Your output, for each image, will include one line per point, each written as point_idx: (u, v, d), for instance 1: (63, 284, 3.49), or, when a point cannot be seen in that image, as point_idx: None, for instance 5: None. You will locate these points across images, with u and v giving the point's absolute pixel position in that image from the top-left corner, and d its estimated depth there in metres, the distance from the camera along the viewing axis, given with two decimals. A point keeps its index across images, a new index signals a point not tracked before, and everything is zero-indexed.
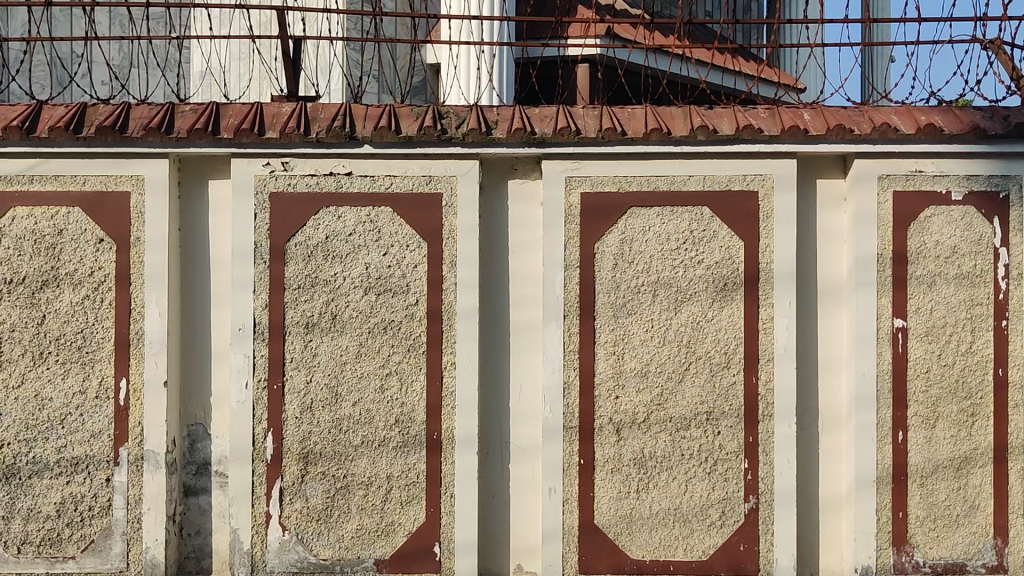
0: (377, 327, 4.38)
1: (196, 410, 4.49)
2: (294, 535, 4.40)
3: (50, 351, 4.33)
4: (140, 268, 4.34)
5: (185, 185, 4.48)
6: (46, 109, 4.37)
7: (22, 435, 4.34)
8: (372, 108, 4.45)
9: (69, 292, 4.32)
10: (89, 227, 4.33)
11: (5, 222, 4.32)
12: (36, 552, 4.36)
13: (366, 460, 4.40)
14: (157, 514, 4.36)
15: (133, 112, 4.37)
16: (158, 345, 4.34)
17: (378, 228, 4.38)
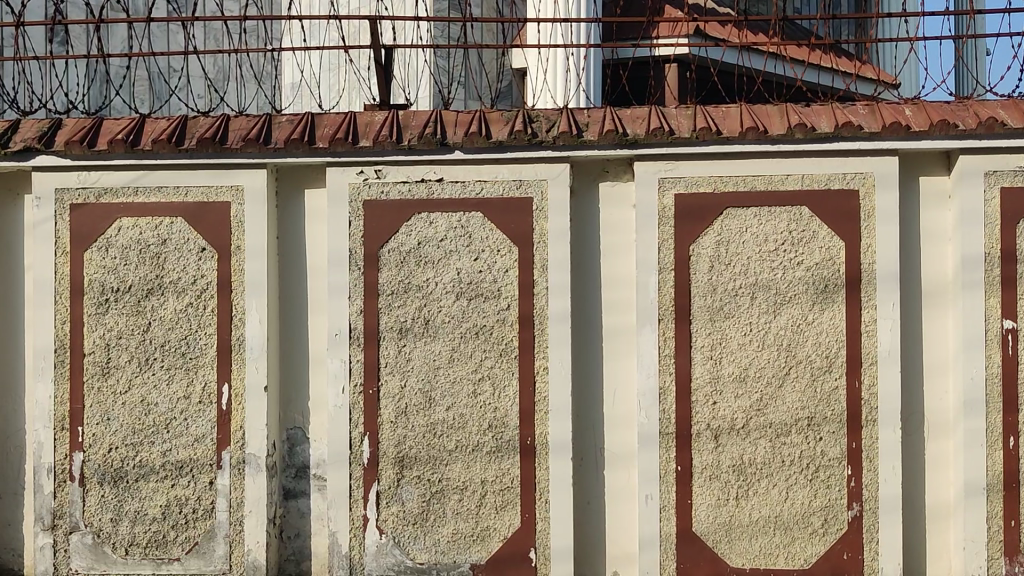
0: (470, 332, 4.38)
1: (295, 414, 4.56)
2: (390, 539, 4.43)
3: (155, 358, 4.45)
4: (240, 276, 4.42)
5: (282, 194, 4.55)
6: (149, 123, 4.50)
7: (129, 440, 4.46)
8: (463, 114, 4.46)
9: (172, 300, 4.44)
10: (192, 237, 4.43)
11: (112, 232, 4.45)
12: (143, 554, 4.48)
13: (461, 464, 4.41)
14: (258, 517, 4.43)
15: (232, 124, 4.46)
16: (258, 351, 4.42)
17: (470, 233, 4.38)
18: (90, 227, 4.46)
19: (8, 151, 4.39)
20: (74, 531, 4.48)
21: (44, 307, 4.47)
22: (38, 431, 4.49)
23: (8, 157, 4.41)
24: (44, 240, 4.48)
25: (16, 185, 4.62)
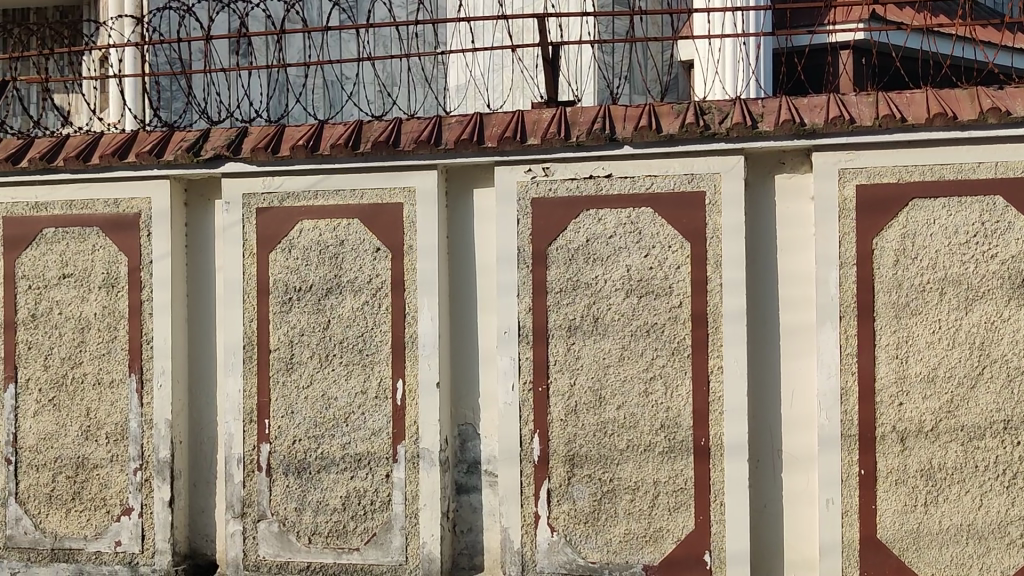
0: (641, 330, 4.33)
1: (466, 411, 4.63)
2: (562, 537, 4.42)
3: (334, 354, 4.61)
4: (413, 275, 4.52)
5: (452, 194, 4.62)
6: (327, 128, 4.68)
7: (311, 432, 4.64)
8: (632, 108, 4.41)
9: (350, 299, 4.59)
10: (367, 238, 4.57)
11: (294, 234, 4.64)
12: (325, 543, 4.64)
13: (632, 464, 4.35)
14: (432, 510, 4.52)
15: (404, 127, 4.57)
16: (430, 348, 4.51)
17: (640, 229, 4.32)
18: (274, 229, 4.67)
19: (199, 159, 4.67)
20: (261, 519, 4.70)
21: (233, 305, 4.72)
22: (229, 423, 4.73)
23: (200, 165, 4.69)
24: (232, 242, 4.72)
25: (206, 191, 4.89)
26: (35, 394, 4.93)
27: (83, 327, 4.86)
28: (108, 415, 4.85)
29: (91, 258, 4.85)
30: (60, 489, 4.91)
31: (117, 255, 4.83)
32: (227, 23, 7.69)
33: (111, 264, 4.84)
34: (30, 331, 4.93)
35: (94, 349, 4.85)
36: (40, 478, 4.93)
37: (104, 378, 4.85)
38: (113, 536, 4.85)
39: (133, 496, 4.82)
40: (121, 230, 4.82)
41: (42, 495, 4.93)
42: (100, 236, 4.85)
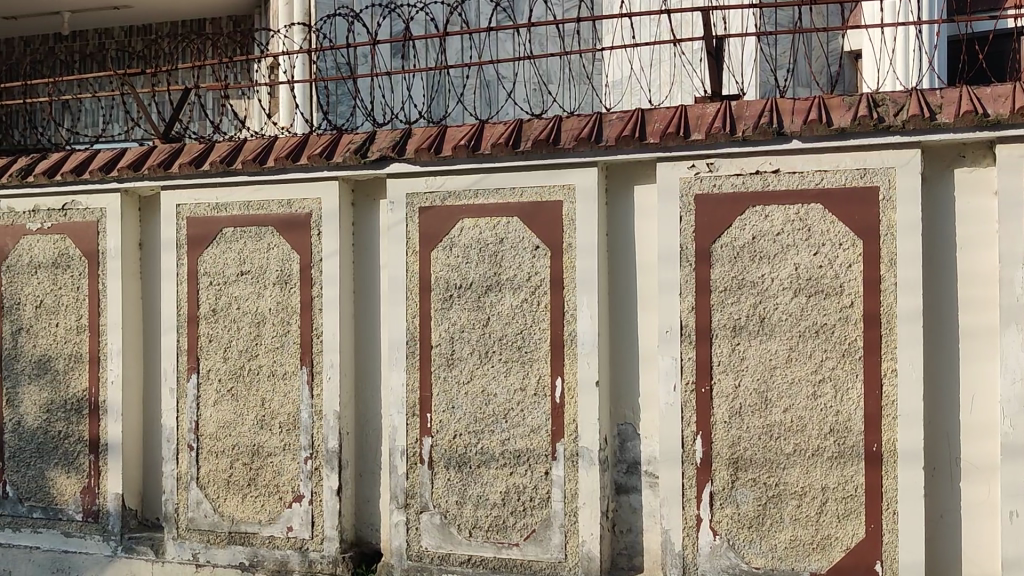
0: (809, 330, 4.19)
1: (625, 410, 4.60)
2: (724, 541, 4.33)
3: (494, 351, 4.66)
4: (573, 273, 4.53)
5: (612, 191, 4.60)
6: (488, 127, 4.73)
7: (471, 428, 4.71)
8: (800, 101, 4.28)
9: (510, 296, 4.63)
10: (527, 236, 4.60)
11: (455, 232, 4.73)
12: (485, 537, 4.70)
13: (799, 470, 4.22)
14: (592, 509, 4.51)
15: (565, 125, 4.58)
16: (589, 346, 4.50)
17: (808, 226, 4.19)
18: (436, 227, 4.76)
19: (366, 160, 4.82)
20: (424, 511, 4.81)
21: (397, 302, 4.85)
22: (394, 416, 4.87)
23: (367, 165, 4.83)
24: (397, 241, 4.85)
25: (372, 191, 5.04)
26: (214, 384, 5.20)
27: (258, 322, 5.10)
28: (281, 405, 5.08)
29: (266, 256, 5.09)
30: (236, 475, 5.16)
31: (289, 253, 5.04)
32: (390, 27, 7.88)
33: (284, 262, 5.06)
34: (211, 325, 5.21)
35: (269, 342, 5.08)
36: (219, 464, 5.20)
37: (278, 371, 5.08)
38: (285, 522, 5.07)
39: (304, 483, 5.02)
40: (293, 229, 5.03)
41: (221, 481, 5.20)
42: (274, 236, 5.08)
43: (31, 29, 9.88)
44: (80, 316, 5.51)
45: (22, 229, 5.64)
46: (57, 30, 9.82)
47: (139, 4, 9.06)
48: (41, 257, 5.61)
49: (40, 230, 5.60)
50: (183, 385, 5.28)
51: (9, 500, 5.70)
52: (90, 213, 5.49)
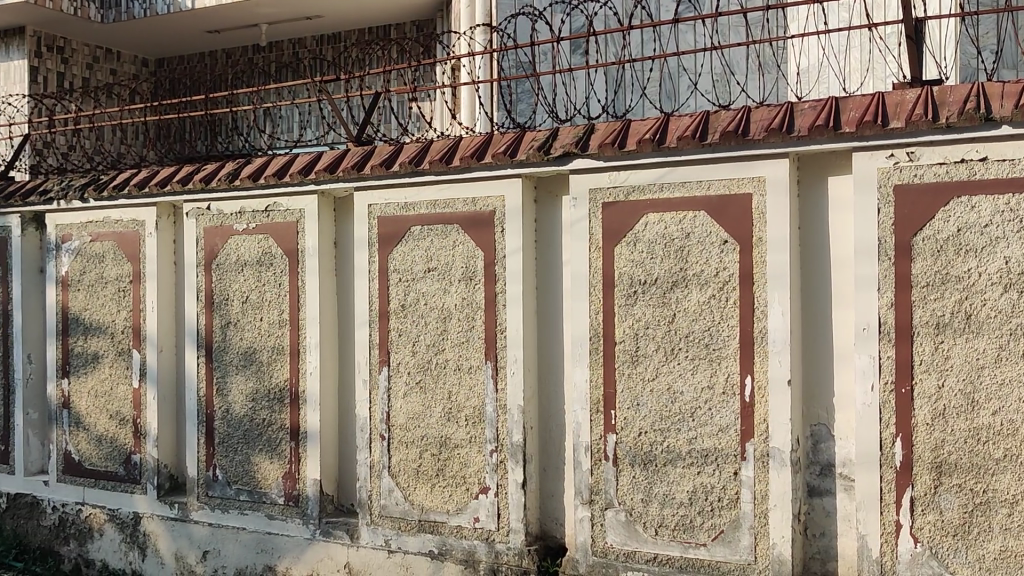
0: (1021, 328, 3.93)
1: (819, 410, 4.45)
2: (927, 549, 4.12)
3: (680, 347, 4.61)
4: (763, 268, 4.42)
5: (804, 183, 4.46)
6: (673, 121, 4.66)
7: (657, 425, 4.67)
8: (1010, 85, 3.97)
9: (696, 292, 4.57)
10: (714, 230, 4.52)
11: (640, 227, 4.71)
12: (671, 536, 4.65)
13: (1010, 476, 3.96)
14: (783, 511, 4.38)
15: (753, 115, 4.46)
16: (781, 344, 4.37)
17: (1020, 217, 3.93)
18: (621, 222, 4.76)
19: (549, 156, 4.83)
20: (609, 507, 4.82)
21: (581, 298, 4.87)
22: (577, 412, 4.90)
23: (550, 162, 4.85)
24: (581, 237, 4.87)
25: (555, 187, 5.08)
26: (404, 377, 5.39)
27: (445, 317, 5.24)
28: (467, 398, 5.19)
29: (453, 252, 5.22)
30: (425, 465, 5.32)
31: (474, 250, 5.16)
32: (573, 23, 7.95)
33: (470, 259, 5.17)
34: (401, 320, 5.39)
35: (456, 337, 5.21)
36: (408, 454, 5.37)
37: (464, 365, 5.20)
38: (472, 512, 5.18)
39: (490, 476, 5.12)
40: (478, 226, 5.14)
41: (410, 471, 5.37)
42: (460, 233, 5.20)
43: (232, 41, 10.55)
44: (282, 311, 5.83)
45: (230, 230, 6.04)
46: (256, 42, 10.43)
47: (330, 13, 9.49)
48: (247, 256, 5.98)
49: (246, 231, 5.98)
50: (376, 377, 5.49)
51: (218, 483, 6.11)
52: (290, 214, 5.80)
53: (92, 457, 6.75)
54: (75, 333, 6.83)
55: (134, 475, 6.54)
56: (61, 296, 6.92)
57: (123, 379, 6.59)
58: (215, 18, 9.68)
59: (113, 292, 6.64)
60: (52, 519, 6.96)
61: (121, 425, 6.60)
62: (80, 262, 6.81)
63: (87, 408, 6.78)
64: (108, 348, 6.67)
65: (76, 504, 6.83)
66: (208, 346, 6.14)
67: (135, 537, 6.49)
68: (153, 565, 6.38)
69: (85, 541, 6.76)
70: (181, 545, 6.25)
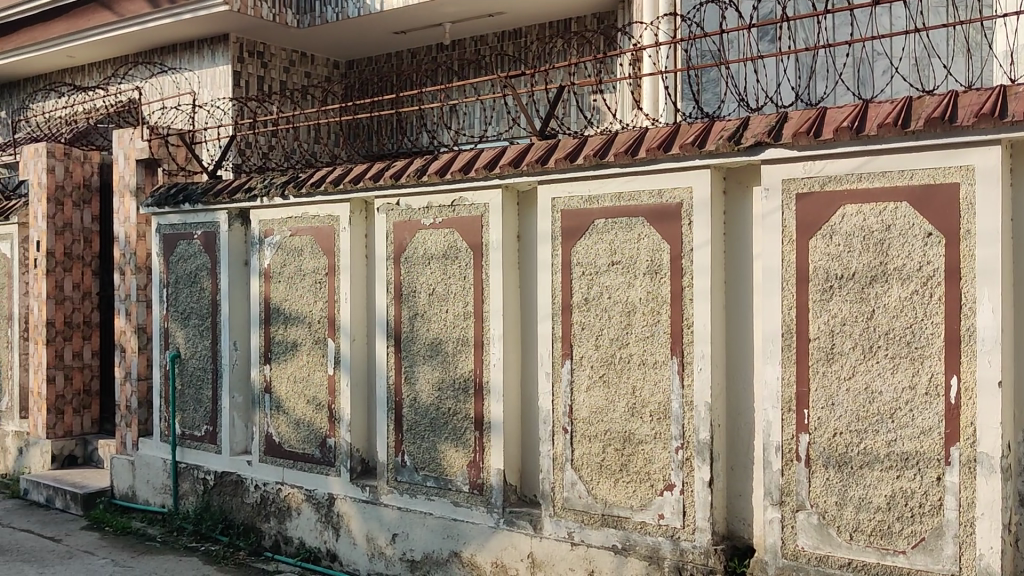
0: None
1: None
2: None
3: (879, 345, 4.41)
4: (971, 262, 4.16)
5: (1017, 171, 4.17)
6: (872, 108, 4.45)
7: (853, 426, 4.49)
8: None
9: (897, 287, 4.36)
10: (917, 222, 4.29)
11: (836, 219, 4.53)
12: (868, 541, 4.46)
13: None
14: (992, 521, 4.11)
15: (961, 101, 4.20)
16: (991, 343, 4.10)
17: None
18: (815, 214, 4.59)
19: (740, 147, 4.72)
20: (801, 509, 4.66)
21: (772, 293, 4.74)
22: (767, 410, 4.77)
23: (740, 152, 4.74)
24: (772, 230, 4.73)
25: (746, 179, 4.96)
26: (587, 370, 5.39)
27: (630, 311, 5.21)
28: (651, 394, 5.15)
29: (638, 245, 5.18)
30: (609, 460, 5.31)
31: (660, 243, 5.10)
32: (761, 10, 7.74)
33: (655, 252, 5.12)
34: (584, 313, 5.40)
35: (640, 331, 5.18)
36: (592, 448, 5.38)
37: (649, 360, 5.15)
38: (657, 509, 5.14)
39: (676, 473, 5.06)
40: (665, 219, 5.08)
41: (594, 464, 5.38)
42: (645, 226, 5.15)
43: (417, 41, 10.86)
44: (467, 304, 5.96)
45: (418, 224, 6.23)
46: (439, 41, 10.70)
47: (511, 9, 9.58)
48: (434, 249, 6.14)
49: (433, 225, 6.15)
50: (558, 370, 5.53)
51: (407, 469, 6.32)
52: (475, 209, 5.92)
53: (291, 440, 7.13)
54: (275, 323, 7.23)
55: (329, 458, 6.85)
56: (264, 287, 7.34)
57: (319, 366, 6.91)
58: (401, 19, 9.98)
59: (310, 284, 6.98)
60: (254, 496, 7.40)
61: (317, 411, 6.93)
62: (280, 256, 7.20)
63: (287, 393, 7.17)
64: (306, 337, 7.01)
65: (275, 483, 7.23)
66: (397, 337, 6.36)
67: (330, 517, 6.80)
68: (346, 545, 6.67)
69: (284, 519, 7.14)
70: (372, 528, 6.50)
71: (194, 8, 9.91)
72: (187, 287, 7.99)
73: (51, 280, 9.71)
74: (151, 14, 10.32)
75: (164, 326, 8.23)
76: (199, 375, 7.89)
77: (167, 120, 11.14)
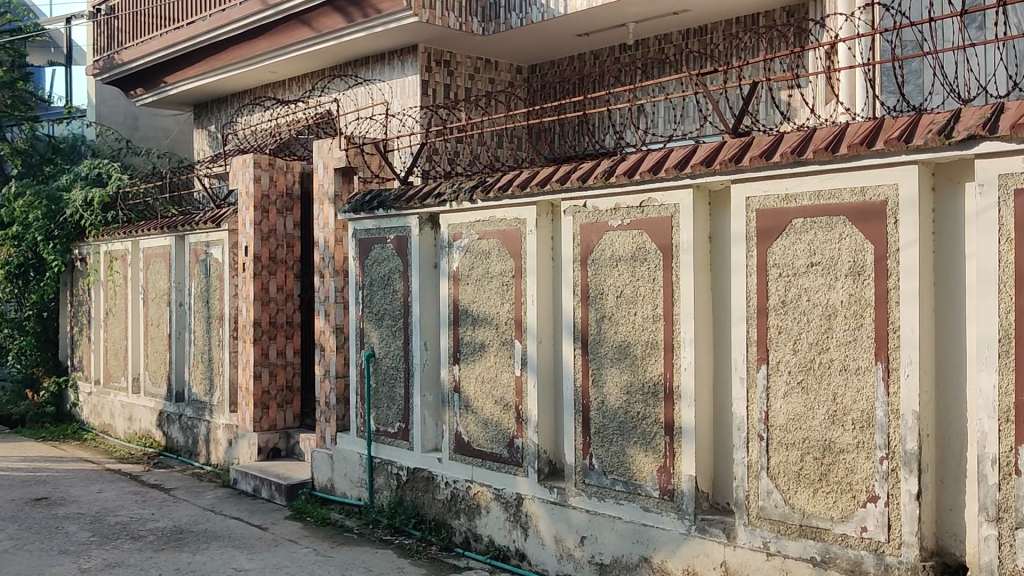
0: None
1: None
2: None
3: None
4: None
5: None
6: None
7: None
8: None
9: None
10: None
11: None
12: None
13: None
14: None
15: None
16: None
17: None
18: None
19: (952, 141, 4.43)
20: (1020, 527, 4.34)
21: (987, 296, 4.44)
22: (982, 420, 4.47)
23: (952, 147, 4.45)
24: (988, 228, 4.44)
25: (957, 174, 4.68)
26: (784, 376, 5.23)
27: (830, 314, 5.02)
28: (854, 401, 4.93)
29: (839, 246, 4.98)
30: (808, 469, 5.12)
31: (863, 243, 4.88)
32: None
33: (858, 252, 4.90)
34: (781, 316, 5.24)
35: (841, 336, 4.97)
36: (789, 456, 5.21)
37: (851, 365, 4.93)
38: (860, 522, 4.91)
39: (880, 484, 4.82)
40: (868, 218, 4.85)
41: (792, 473, 5.21)
42: (847, 226, 4.94)
43: (600, 42, 10.83)
44: (657, 306, 5.90)
45: (606, 226, 6.22)
46: (623, 41, 10.65)
47: (696, 7, 9.43)
48: (623, 251, 6.12)
49: (621, 226, 6.12)
50: (754, 375, 5.39)
51: (595, 471, 6.32)
52: (665, 210, 5.86)
53: (480, 439, 7.28)
54: (464, 324, 7.40)
55: (517, 458, 6.95)
56: (452, 289, 7.53)
57: (507, 368, 7.02)
58: (585, 20, 9.98)
59: (497, 286, 7.09)
60: (445, 493, 7.60)
61: (505, 411, 7.04)
62: (469, 258, 7.37)
63: (475, 393, 7.32)
64: (493, 338, 7.14)
65: (466, 481, 7.40)
66: (584, 339, 6.38)
67: (519, 517, 6.89)
68: (535, 545, 6.75)
69: (474, 516, 7.30)
70: (561, 529, 6.54)
71: (386, 21, 10.28)
72: (381, 288, 8.30)
73: (257, 283, 10.34)
74: (346, 28, 10.79)
75: (360, 326, 8.59)
76: (392, 374, 8.19)
77: (361, 129, 11.63)
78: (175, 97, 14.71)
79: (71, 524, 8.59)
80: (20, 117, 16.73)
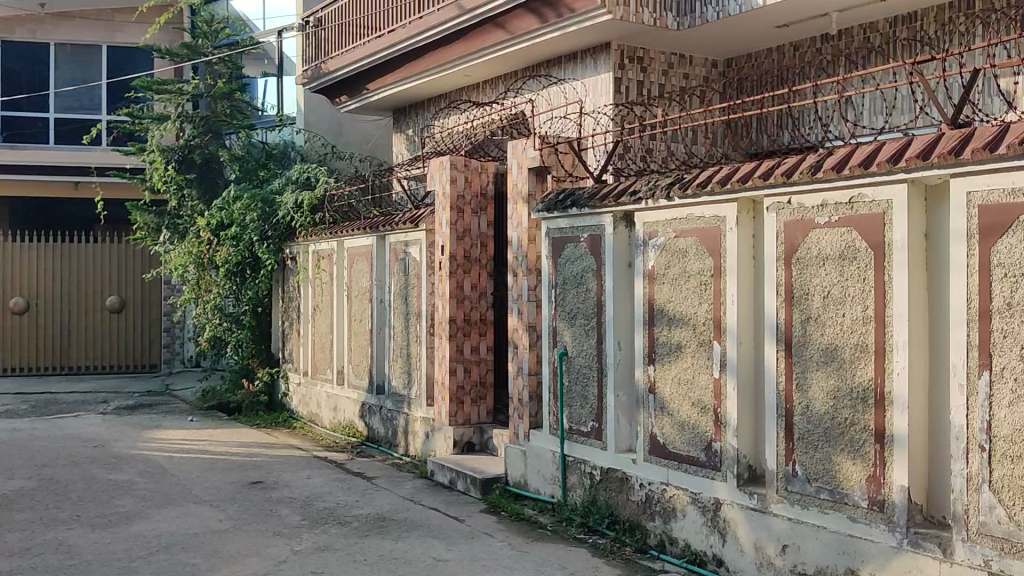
0: None
1: None
2: None
3: None
4: None
5: None
6: None
7: None
8: None
9: None
10: None
11: None
12: None
13: None
14: None
15: None
16: None
17: None
18: None
19: None
20: None
21: None
22: None
23: None
24: None
25: None
26: (1010, 383, 4.87)
27: None
28: None
29: None
30: None
31: None
32: None
33: None
34: (1006, 320, 4.89)
35: None
36: (1015, 470, 4.86)
37: None
38: None
39: None
40: None
41: (1018, 487, 4.85)
42: None
43: (801, 34, 10.47)
44: (867, 308, 5.64)
45: (812, 223, 6.00)
46: (826, 31, 10.25)
47: None
48: (830, 249, 5.88)
49: (829, 224, 5.89)
50: (974, 382, 5.05)
51: (798, 479, 6.11)
52: (876, 206, 5.58)
53: (676, 441, 7.19)
54: (660, 324, 7.33)
55: (715, 462, 6.82)
56: (648, 289, 7.48)
57: (704, 369, 6.90)
58: (784, 11, 9.67)
59: (695, 285, 6.98)
60: (639, 495, 7.56)
61: (703, 413, 6.92)
62: (665, 257, 7.29)
63: (671, 394, 7.24)
64: (691, 339, 7.03)
65: (661, 483, 7.33)
66: (788, 341, 6.19)
67: (716, 522, 6.77)
68: (733, 551, 6.60)
69: (669, 519, 7.22)
70: (761, 537, 6.36)
71: (579, 20, 10.32)
72: (575, 287, 8.35)
73: (453, 281, 10.64)
74: (540, 29, 10.92)
75: (553, 324, 8.67)
76: (585, 372, 8.22)
77: (555, 129, 11.74)
78: (377, 103, 15.34)
79: (283, 508, 9.12)
80: (238, 125, 17.81)
